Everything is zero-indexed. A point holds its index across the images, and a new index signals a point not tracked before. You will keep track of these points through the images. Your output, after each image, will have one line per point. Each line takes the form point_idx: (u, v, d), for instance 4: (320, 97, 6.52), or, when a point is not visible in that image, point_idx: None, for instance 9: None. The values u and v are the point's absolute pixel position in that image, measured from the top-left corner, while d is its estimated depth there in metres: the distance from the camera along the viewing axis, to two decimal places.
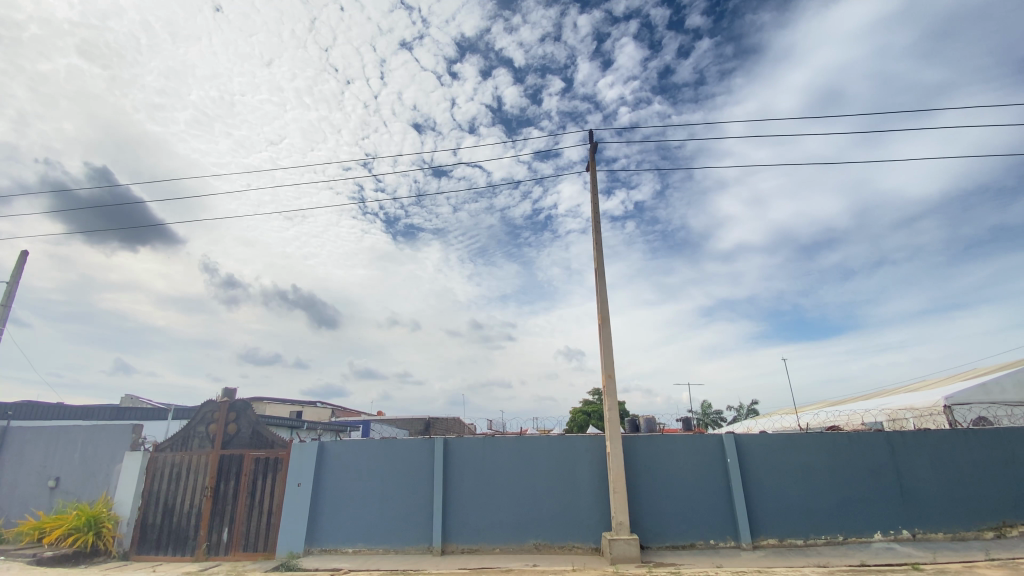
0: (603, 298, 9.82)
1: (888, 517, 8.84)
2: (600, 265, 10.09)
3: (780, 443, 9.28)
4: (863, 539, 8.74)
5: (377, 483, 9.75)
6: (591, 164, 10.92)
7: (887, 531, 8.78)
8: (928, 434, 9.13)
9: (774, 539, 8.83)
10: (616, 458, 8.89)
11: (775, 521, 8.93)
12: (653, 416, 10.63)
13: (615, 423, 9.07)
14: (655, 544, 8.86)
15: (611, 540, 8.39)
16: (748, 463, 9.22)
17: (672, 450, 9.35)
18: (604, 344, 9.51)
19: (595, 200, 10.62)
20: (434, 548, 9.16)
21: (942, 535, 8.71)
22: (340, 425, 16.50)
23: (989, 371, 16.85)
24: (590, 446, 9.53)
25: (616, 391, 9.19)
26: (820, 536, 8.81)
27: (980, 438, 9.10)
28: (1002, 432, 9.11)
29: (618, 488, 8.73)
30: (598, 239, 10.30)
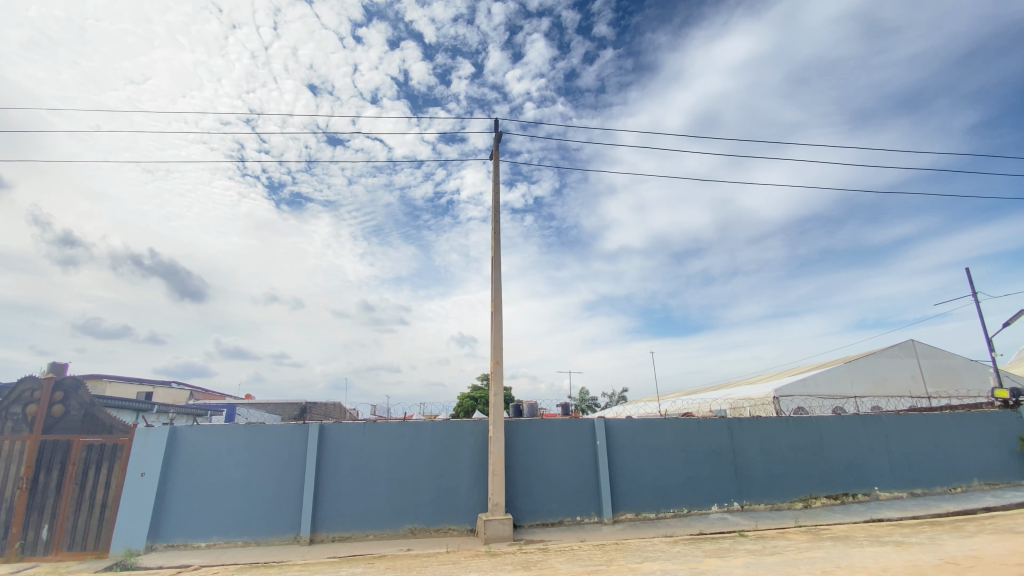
0: (497, 286, 9.96)
1: (724, 492, 10.21)
2: (496, 253, 10.22)
3: (643, 428, 10.26)
4: (702, 511, 10.00)
5: (240, 472, 8.95)
6: (495, 152, 10.96)
7: (723, 504, 10.15)
8: (760, 420, 10.71)
9: (631, 513, 9.74)
10: (497, 442, 9.12)
11: (633, 498, 9.85)
12: (536, 402, 11.06)
13: (499, 408, 9.28)
14: (527, 523, 9.30)
15: (486, 520, 8.62)
16: (615, 446, 10.05)
17: (549, 434, 9.85)
18: (495, 331, 9.66)
19: (496, 189, 10.70)
20: (301, 538, 8.66)
21: (764, 506, 10.28)
22: (199, 409, 14.82)
23: (809, 369, 20.19)
24: (474, 431, 9.66)
25: (502, 377, 9.41)
26: (670, 509, 9.90)
27: (799, 425, 10.86)
28: (815, 420, 10.95)
29: (496, 471, 8.98)
30: (496, 228, 10.41)
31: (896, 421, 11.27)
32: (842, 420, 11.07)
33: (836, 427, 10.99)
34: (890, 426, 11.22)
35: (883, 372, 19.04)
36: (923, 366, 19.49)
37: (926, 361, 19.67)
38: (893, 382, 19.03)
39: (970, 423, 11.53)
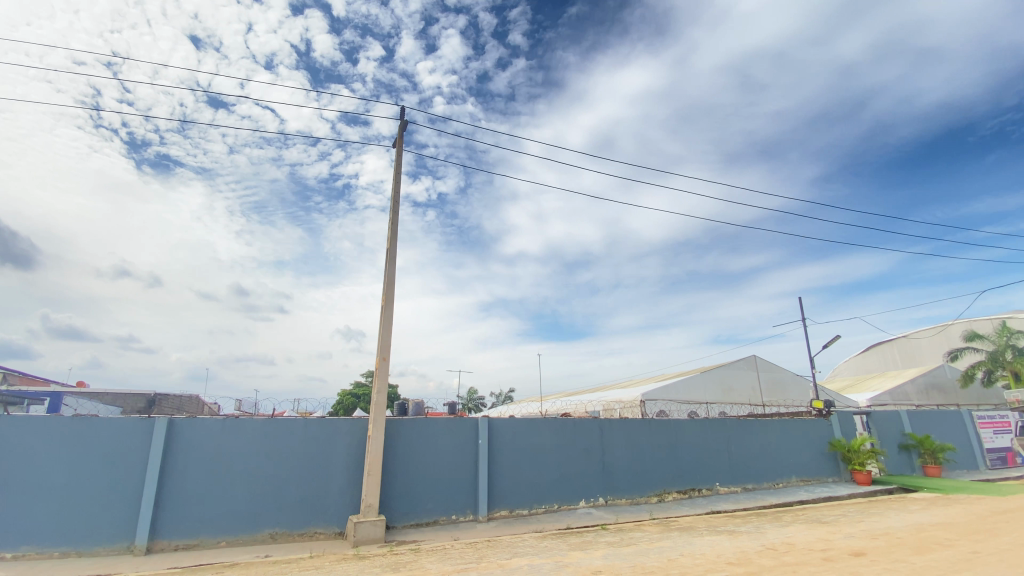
0: (390, 280, 9.61)
1: (591, 488, 10.91)
2: (392, 245, 9.87)
3: (523, 427, 10.58)
4: (571, 506, 10.57)
5: (60, 471, 7.56)
6: (399, 142, 10.59)
7: (589, 499, 10.82)
8: (628, 422, 11.64)
9: (505, 510, 9.97)
10: (376, 441, 8.78)
11: (509, 495, 10.10)
12: (422, 401, 10.86)
13: (381, 406, 8.94)
14: (400, 523, 9.06)
15: (357, 523, 8.24)
16: (496, 444, 10.24)
17: (431, 432, 9.73)
18: (384, 326, 9.31)
19: (397, 180, 10.34)
20: (136, 548, 7.54)
21: (624, 501, 11.16)
22: (10, 397, 12.31)
23: (673, 377, 22.45)
24: (352, 429, 9.21)
25: (387, 374, 9.09)
26: (541, 505, 10.32)
27: (660, 427, 11.99)
28: (674, 423, 12.18)
29: (373, 471, 8.64)
30: (393, 220, 10.05)
31: (738, 425, 12.95)
32: (695, 423, 12.46)
33: (690, 429, 12.33)
34: (733, 429, 12.86)
35: (730, 382, 21.81)
36: (761, 379, 22.66)
37: (765, 374, 22.91)
38: (738, 391, 21.87)
39: (793, 428, 13.64)
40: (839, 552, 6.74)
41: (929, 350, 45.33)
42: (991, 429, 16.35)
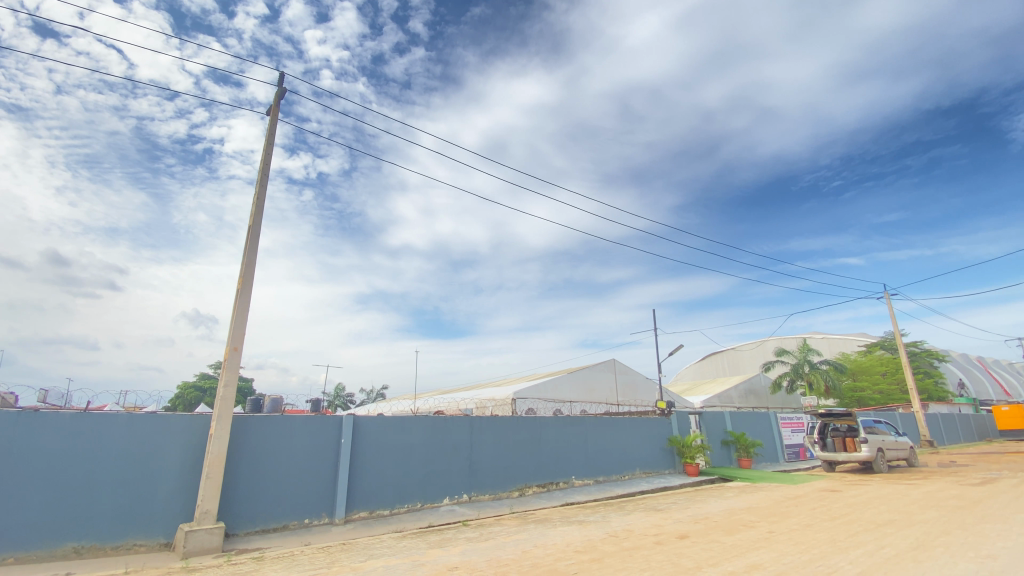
0: (249, 261, 8.66)
1: (456, 485, 10.95)
2: (255, 223, 8.90)
3: (391, 425, 10.27)
4: (434, 505, 10.48)
5: None
6: (274, 110, 9.61)
7: (453, 496, 10.86)
8: (496, 420, 11.94)
9: (365, 512, 9.55)
10: (218, 440, 7.82)
11: (369, 495, 9.69)
12: (281, 397, 9.92)
13: (227, 401, 7.99)
14: (242, 530, 8.18)
15: (188, 532, 7.24)
16: (360, 442, 9.78)
17: (287, 430, 8.98)
18: (237, 312, 8.35)
19: (268, 152, 9.36)
20: None
21: (488, 496, 11.39)
22: None
23: (542, 376, 23.61)
24: (189, 426, 8.09)
25: (238, 366, 8.17)
26: (404, 504, 10.08)
27: (526, 425, 12.49)
28: (539, 421, 12.77)
29: (212, 474, 7.68)
30: (259, 195, 9.08)
31: (594, 423, 14.03)
32: (558, 421, 13.21)
33: (553, 426, 13.04)
34: (590, 427, 13.89)
35: (591, 383, 23.55)
36: (618, 380, 24.81)
37: (622, 377, 25.18)
38: (597, 391, 23.70)
39: (640, 426, 15.15)
40: (669, 536, 7.62)
41: (749, 360, 53.63)
42: (789, 428, 19.83)
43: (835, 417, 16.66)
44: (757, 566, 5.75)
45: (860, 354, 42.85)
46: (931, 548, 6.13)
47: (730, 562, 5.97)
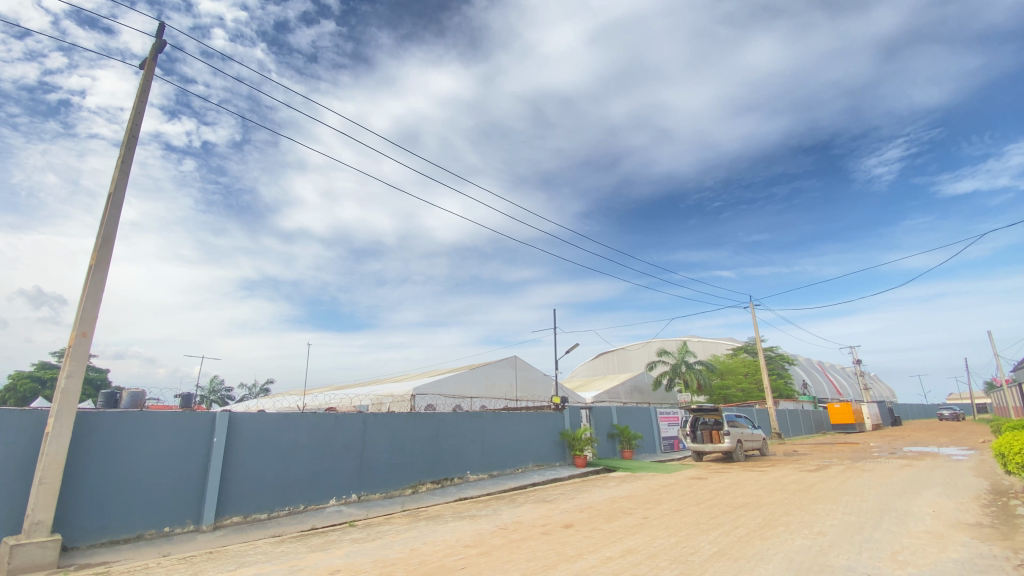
0: (107, 235, 7.50)
1: (344, 485, 10.45)
2: (117, 193, 7.72)
3: (274, 422, 9.55)
4: (318, 506, 9.90)
5: None
6: (149, 65, 8.41)
7: (341, 496, 10.34)
8: (391, 417, 11.62)
9: (238, 516, 8.74)
10: (57, 440, 6.68)
11: (244, 499, 8.89)
12: (142, 390, 8.73)
13: (69, 395, 6.85)
14: (85, 542, 7.07)
15: (12, 546, 6.07)
16: (236, 442, 8.95)
17: (148, 427, 7.95)
18: (88, 293, 7.19)
19: (139, 112, 8.17)
20: None
21: (378, 495, 11.01)
22: None
23: (443, 372, 23.45)
24: (17, 425, 6.79)
25: (84, 354, 7.03)
26: (284, 507, 9.40)
27: (422, 421, 12.31)
28: (435, 417, 12.64)
29: (48, 478, 6.54)
30: (124, 161, 7.89)
31: (491, 419, 14.22)
32: (455, 417, 13.20)
33: (450, 422, 12.99)
34: (487, 422, 14.05)
35: (492, 379, 23.89)
36: (518, 376, 25.42)
37: (521, 373, 25.80)
38: (497, 387, 24.11)
39: (534, 421, 15.64)
40: (555, 526, 7.95)
41: (636, 359, 57.88)
42: (666, 421, 21.76)
43: (705, 411, 18.62)
44: (631, 550, 6.19)
45: (729, 356, 48.16)
46: (775, 527, 7.07)
47: (608, 547, 6.39)
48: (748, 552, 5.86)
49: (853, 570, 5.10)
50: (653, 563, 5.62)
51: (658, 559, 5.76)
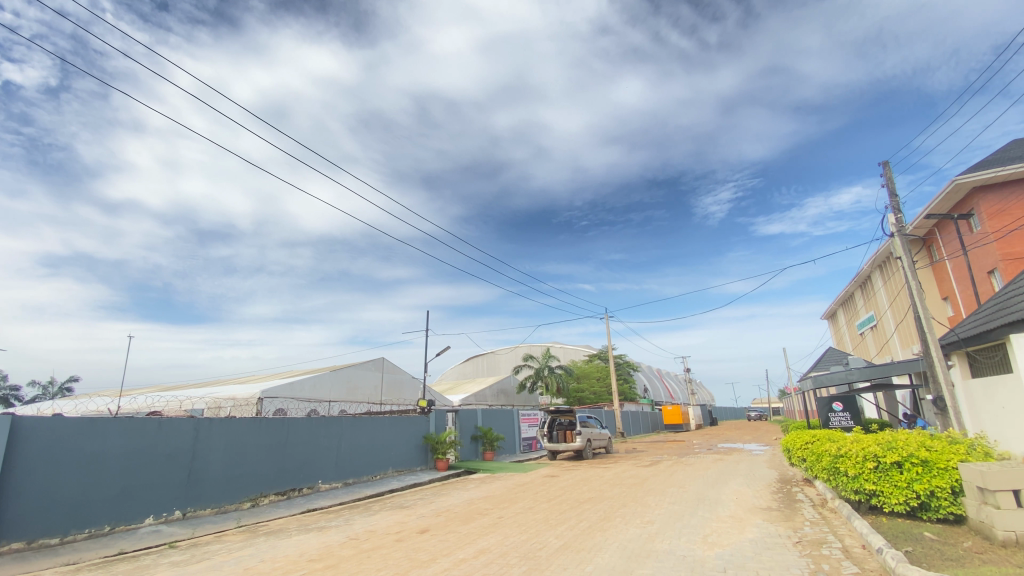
0: None
1: (166, 500, 9.03)
2: None
3: (76, 427, 7.94)
4: (130, 527, 8.39)
5: None
6: None
7: (161, 514, 8.90)
8: (230, 422, 10.43)
9: (17, 544, 7.02)
10: None
11: (29, 521, 7.19)
12: None
13: None
14: None
15: None
16: (22, 451, 7.23)
17: None
18: None
19: None
20: None
21: (208, 511, 9.70)
22: None
23: (299, 374, 21.73)
24: None
25: None
26: (83, 530, 7.79)
27: (268, 426, 11.24)
28: (284, 422, 11.64)
29: None
30: None
31: (349, 424, 13.48)
32: (309, 422, 12.30)
33: (302, 428, 12.07)
34: (345, 427, 13.32)
35: (354, 381, 22.71)
36: (384, 379, 24.52)
37: (387, 375, 24.91)
38: (360, 390, 22.99)
39: (395, 426, 15.17)
40: (409, 532, 7.78)
41: (503, 363, 59.58)
42: (527, 423, 22.75)
43: (562, 412, 19.93)
44: (484, 550, 6.33)
45: (586, 362, 52.07)
46: (614, 518, 7.79)
47: (462, 549, 6.44)
48: (589, 544, 6.37)
49: (673, 553, 5.83)
50: (503, 561, 5.81)
51: (508, 557, 5.97)
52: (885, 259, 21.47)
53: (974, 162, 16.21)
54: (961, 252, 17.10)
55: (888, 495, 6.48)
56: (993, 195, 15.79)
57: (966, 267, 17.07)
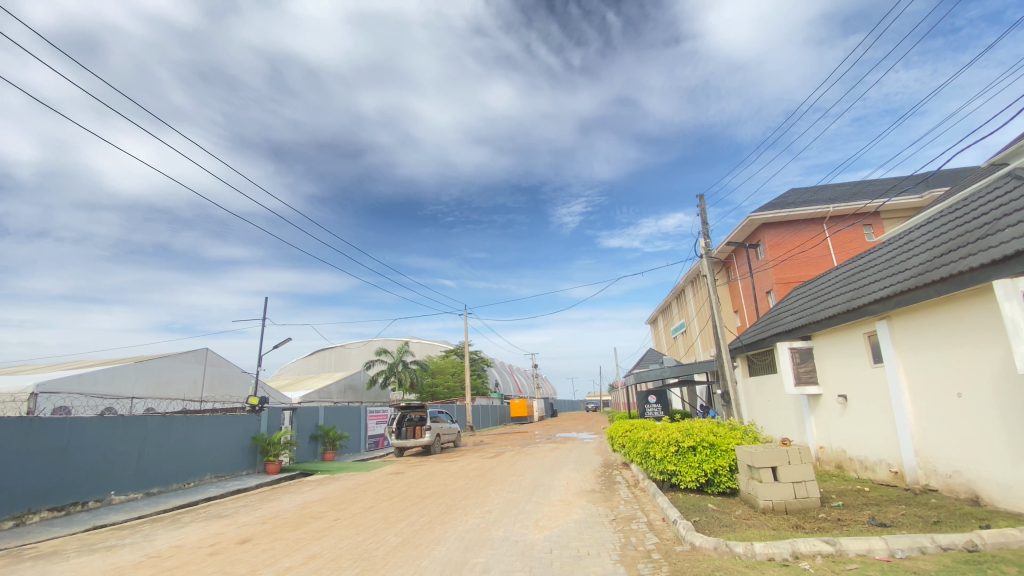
0: None
1: None
2: None
3: None
4: None
5: None
6: None
7: None
8: None
9: None
10: None
11: None
12: None
13: None
14: None
15: None
16: None
17: None
18: None
19: None
20: None
21: None
22: None
23: (91, 365, 17.93)
24: None
25: None
26: None
27: (41, 427, 9.08)
28: (65, 422, 9.53)
29: None
30: None
31: (156, 423, 11.55)
32: (99, 422, 10.23)
33: (90, 429, 9.98)
34: (150, 428, 11.36)
35: (167, 375, 19.53)
36: (206, 374, 21.52)
37: (211, 369, 21.86)
38: (174, 385, 19.85)
39: (217, 426, 13.37)
40: (226, 544, 6.93)
41: (354, 358, 56.70)
42: (374, 420, 21.90)
43: (411, 408, 19.66)
44: (314, 555, 5.92)
45: (441, 357, 52.25)
46: (455, 510, 7.95)
47: (288, 557, 5.94)
48: (427, 538, 6.40)
49: (507, 539, 6.15)
50: (335, 565, 5.51)
51: (342, 560, 5.68)
52: (698, 276, 25.44)
53: (764, 203, 20.09)
54: (750, 274, 21.05)
55: (685, 475, 7.68)
56: (774, 231, 19.76)
57: (752, 287, 21.07)
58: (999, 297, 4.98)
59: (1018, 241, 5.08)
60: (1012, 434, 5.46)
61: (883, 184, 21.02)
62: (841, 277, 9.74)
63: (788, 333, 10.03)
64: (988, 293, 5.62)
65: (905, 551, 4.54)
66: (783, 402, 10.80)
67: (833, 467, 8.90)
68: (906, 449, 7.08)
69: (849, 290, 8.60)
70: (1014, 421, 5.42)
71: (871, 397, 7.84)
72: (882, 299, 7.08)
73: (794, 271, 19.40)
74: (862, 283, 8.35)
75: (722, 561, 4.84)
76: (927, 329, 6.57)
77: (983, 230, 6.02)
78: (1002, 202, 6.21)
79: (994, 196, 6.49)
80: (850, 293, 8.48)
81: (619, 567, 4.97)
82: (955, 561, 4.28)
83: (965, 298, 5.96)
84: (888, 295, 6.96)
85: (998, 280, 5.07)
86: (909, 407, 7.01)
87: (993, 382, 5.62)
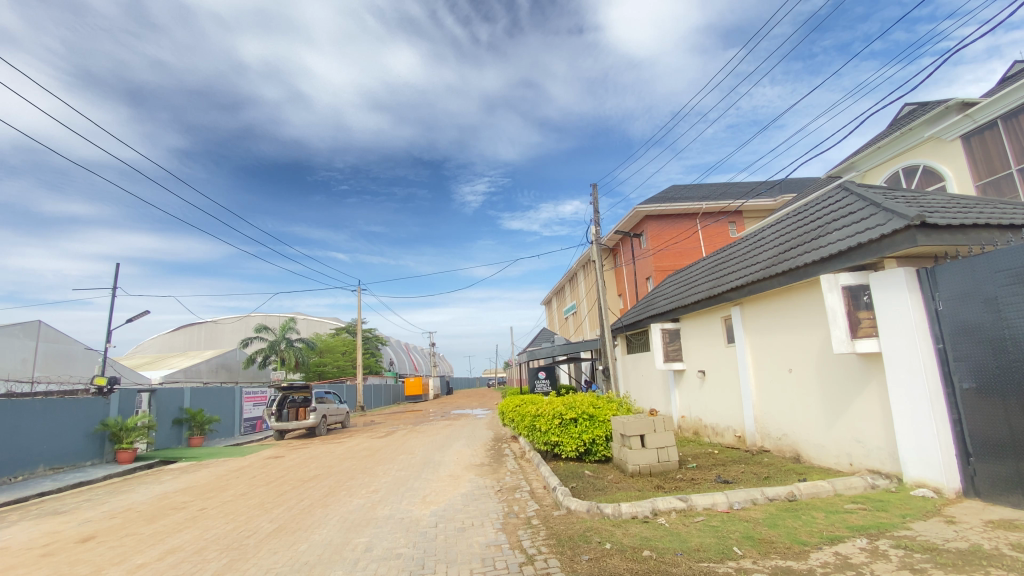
0: None
1: None
2: None
3: None
4: None
5: None
6: None
7: None
8: None
9: None
10: None
11: None
12: None
13: None
14: None
15: None
16: None
17: None
18: None
19: None
20: None
21: None
22: None
23: None
24: None
25: None
26: None
27: None
28: None
29: None
30: None
31: None
32: None
33: None
34: None
35: None
36: (39, 351, 18.26)
37: (45, 345, 18.55)
38: None
39: (55, 410, 11.45)
40: (64, 543, 6.03)
41: (229, 336, 51.76)
42: (251, 402, 20.26)
43: (294, 389, 18.49)
44: (174, 549, 5.39)
45: (331, 335, 49.65)
46: (338, 492, 7.71)
47: (142, 553, 5.35)
48: (307, 522, 6.13)
49: (392, 517, 6.12)
50: (198, 558, 5.06)
51: (206, 552, 5.23)
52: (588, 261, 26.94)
53: (649, 196, 21.73)
54: (633, 261, 22.76)
55: (566, 445, 8.21)
56: (656, 222, 21.52)
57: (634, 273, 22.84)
58: (824, 288, 5.94)
59: (841, 243, 6.06)
60: (827, 403, 6.60)
61: (746, 187, 23.84)
62: (707, 267, 10.91)
63: (660, 315, 11.09)
64: (816, 285, 6.66)
65: (741, 503, 5.32)
66: (653, 377, 11.92)
67: (691, 434, 10.08)
68: (749, 418, 8.24)
69: (713, 279, 9.70)
70: (830, 393, 6.55)
71: (724, 373, 8.95)
72: (737, 287, 8.07)
73: (670, 260, 21.37)
74: (723, 273, 9.48)
75: (592, 521, 5.29)
76: (770, 314, 7.64)
77: (817, 232, 7.17)
78: (834, 209, 7.35)
79: (827, 204, 7.76)
80: (713, 281, 9.54)
81: (501, 535, 5.22)
82: (778, 509, 5.12)
83: (799, 289, 7.01)
84: (742, 284, 7.93)
85: (825, 274, 6.03)
86: (753, 382, 8.14)
87: (816, 361, 6.72)
